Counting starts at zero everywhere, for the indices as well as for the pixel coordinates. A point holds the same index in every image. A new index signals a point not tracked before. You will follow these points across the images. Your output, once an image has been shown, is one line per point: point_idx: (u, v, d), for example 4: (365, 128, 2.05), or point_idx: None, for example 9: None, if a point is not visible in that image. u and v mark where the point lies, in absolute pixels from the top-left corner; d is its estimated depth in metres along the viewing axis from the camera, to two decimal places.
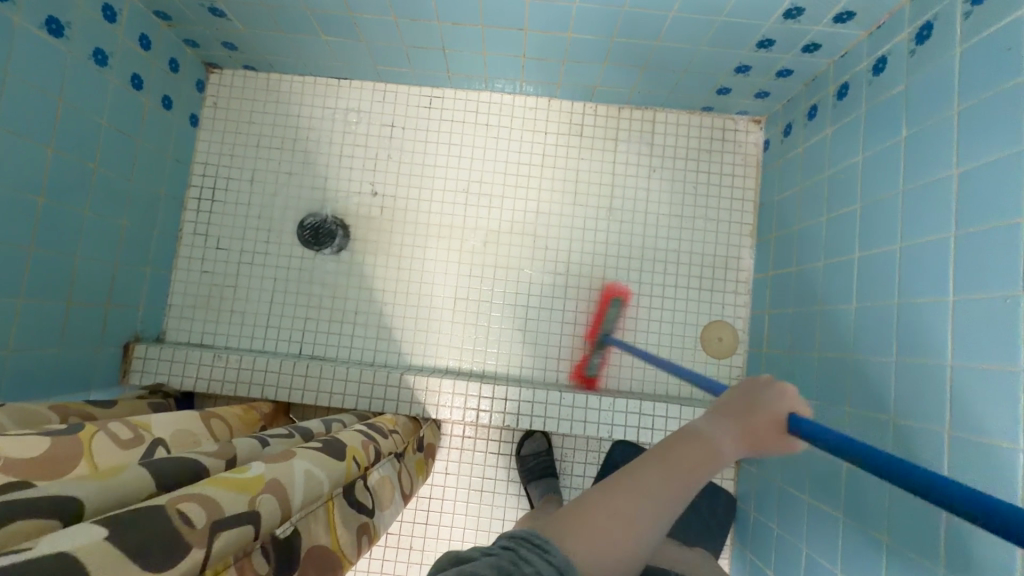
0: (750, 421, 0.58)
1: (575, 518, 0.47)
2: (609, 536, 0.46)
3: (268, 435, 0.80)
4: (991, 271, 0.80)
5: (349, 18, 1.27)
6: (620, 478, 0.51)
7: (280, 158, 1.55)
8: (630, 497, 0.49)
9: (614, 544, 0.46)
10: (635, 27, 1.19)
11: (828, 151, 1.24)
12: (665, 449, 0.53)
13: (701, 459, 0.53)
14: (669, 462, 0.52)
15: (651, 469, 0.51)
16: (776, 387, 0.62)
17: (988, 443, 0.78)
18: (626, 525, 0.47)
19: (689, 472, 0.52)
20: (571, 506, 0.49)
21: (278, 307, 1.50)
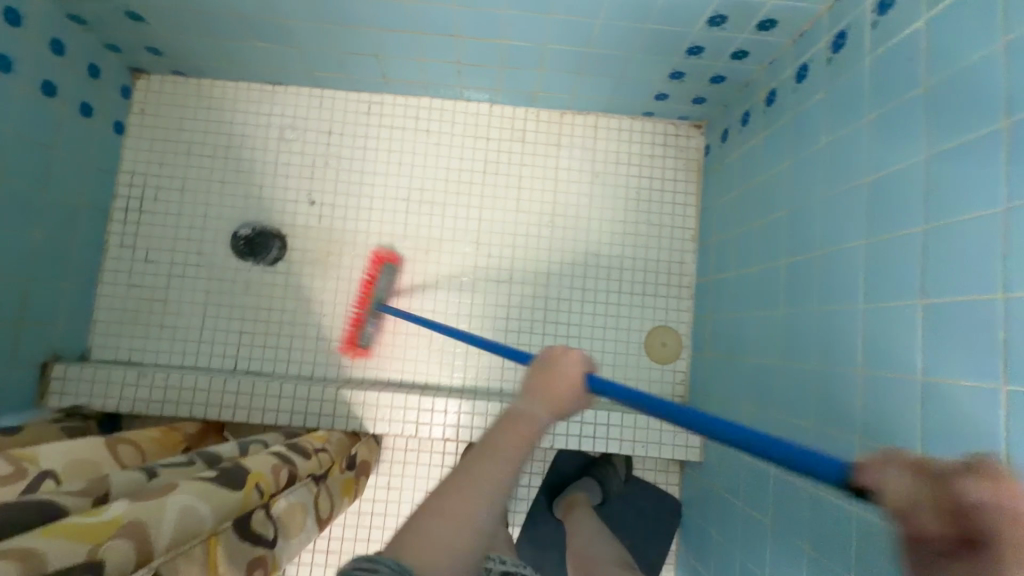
0: (553, 390, 0.64)
1: (414, 530, 0.50)
2: (446, 538, 0.50)
3: (161, 465, 0.76)
4: (894, 279, 0.80)
5: (275, 23, 1.23)
6: (452, 477, 0.54)
7: (212, 166, 1.49)
8: (458, 488, 0.53)
9: (452, 539, 0.50)
10: (567, 36, 1.18)
11: (759, 158, 1.25)
12: (492, 436, 0.58)
13: (516, 436, 0.58)
14: (491, 450, 0.56)
15: (478, 460, 0.55)
16: (563, 353, 0.69)
17: (893, 451, 0.78)
18: (461, 527, 0.51)
19: (511, 446, 0.57)
20: (411, 516, 0.52)
21: (210, 321, 1.44)
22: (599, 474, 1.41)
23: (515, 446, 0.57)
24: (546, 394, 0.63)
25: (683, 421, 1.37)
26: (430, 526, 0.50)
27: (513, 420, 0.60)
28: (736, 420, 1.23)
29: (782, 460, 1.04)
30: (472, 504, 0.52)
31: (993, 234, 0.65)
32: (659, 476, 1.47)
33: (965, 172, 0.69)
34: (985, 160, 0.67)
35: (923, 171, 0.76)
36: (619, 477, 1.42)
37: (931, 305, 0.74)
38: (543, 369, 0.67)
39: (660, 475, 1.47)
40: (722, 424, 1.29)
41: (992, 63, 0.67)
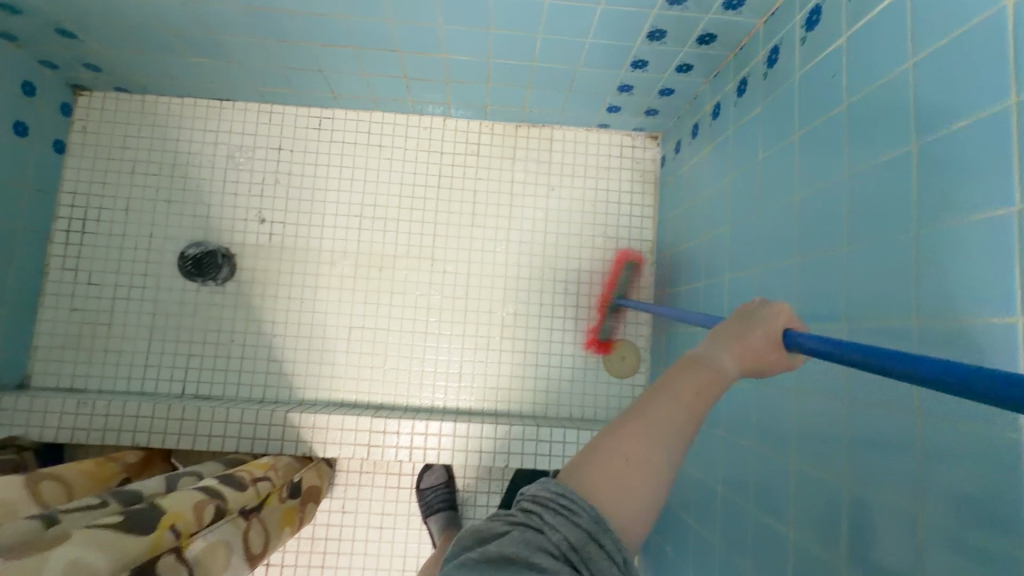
0: (753, 348, 0.48)
1: (602, 467, 0.43)
2: (638, 486, 0.42)
3: (65, 510, 0.72)
4: (822, 301, 0.79)
5: (211, 39, 1.20)
6: (644, 408, 0.45)
7: (157, 185, 1.46)
8: (651, 434, 0.43)
9: (643, 489, 0.42)
10: (510, 49, 1.16)
11: (706, 171, 1.24)
12: (671, 377, 0.47)
13: (712, 385, 0.46)
14: (679, 394, 0.45)
15: (660, 404, 0.45)
16: (764, 308, 0.50)
17: (825, 477, 0.77)
18: (638, 476, 0.43)
19: (701, 396, 0.45)
20: (601, 442, 0.44)
21: (156, 345, 1.41)
22: None
23: (703, 392, 0.46)
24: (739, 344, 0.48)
25: None
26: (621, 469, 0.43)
27: (703, 366, 0.47)
28: None
29: (729, 480, 1.03)
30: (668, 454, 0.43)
31: (907, 256, 0.64)
32: None
33: (883, 192, 0.68)
34: (901, 180, 0.65)
35: (846, 192, 0.75)
36: None
37: (857, 326, 0.72)
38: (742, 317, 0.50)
39: None
40: None
41: (903, 82, 0.66)
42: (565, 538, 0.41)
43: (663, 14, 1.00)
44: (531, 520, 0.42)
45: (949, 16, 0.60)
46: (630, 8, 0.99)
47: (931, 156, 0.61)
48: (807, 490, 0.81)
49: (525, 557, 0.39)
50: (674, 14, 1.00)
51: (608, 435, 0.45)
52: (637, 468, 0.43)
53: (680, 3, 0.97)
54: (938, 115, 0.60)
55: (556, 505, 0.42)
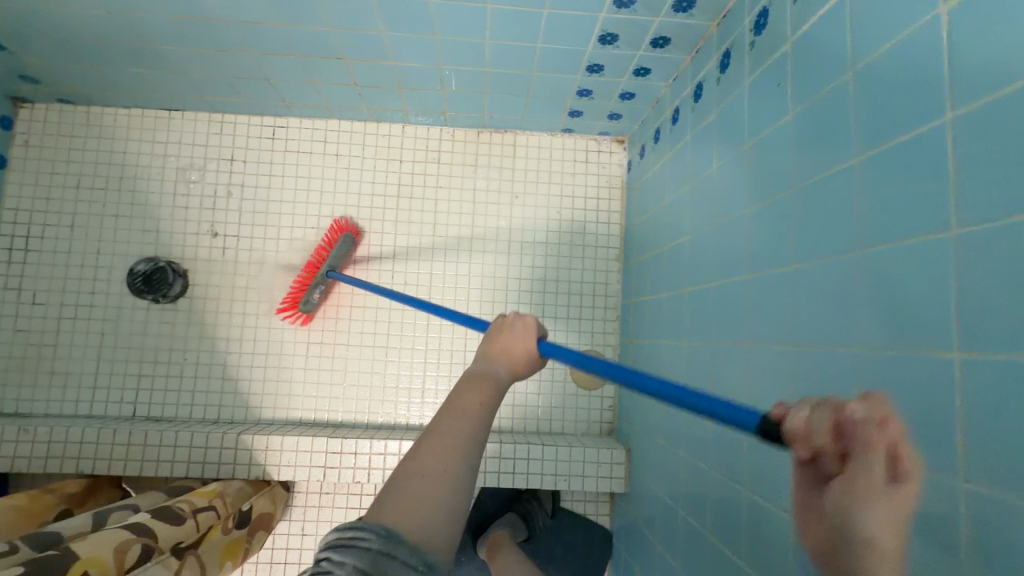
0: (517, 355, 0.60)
1: (396, 496, 0.45)
2: (437, 498, 0.45)
3: None
4: (771, 321, 0.75)
5: (146, 48, 1.14)
6: (432, 431, 0.50)
7: (104, 200, 1.41)
8: (438, 453, 0.48)
9: (441, 496, 0.45)
10: (458, 55, 1.11)
11: (667, 178, 1.20)
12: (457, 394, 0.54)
13: (487, 390, 0.55)
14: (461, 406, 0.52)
15: (448, 419, 0.51)
16: (518, 317, 0.63)
17: (776, 507, 0.73)
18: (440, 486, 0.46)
19: (478, 403, 0.53)
20: (396, 476, 0.47)
21: (106, 366, 1.36)
22: (523, 509, 1.37)
23: (480, 401, 0.53)
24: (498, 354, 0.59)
25: (605, 451, 1.32)
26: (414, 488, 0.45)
27: (476, 380, 0.56)
28: (654, 453, 1.18)
29: (690, 501, 0.99)
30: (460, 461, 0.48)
31: (847, 280, 0.60)
32: (589, 507, 1.42)
33: (825, 209, 0.64)
34: (842, 198, 0.61)
35: (793, 207, 0.71)
36: (545, 511, 1.39)
37: (803, 350, 0.68)
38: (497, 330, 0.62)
39: (590, 506, 1.42)
40: (643, 456, 1.24)
41: (844, 92, 0.62)
42: (353, 565, 0.40)
43: (612, 18, 0.96)
44: (322, 565, 0.41)
45: (889, 24, 0.56)
46: (575, 12, 0.95)
47: (870, 173, 0.57)
48: (758, 518, 0.77)
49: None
50: (623, 18, 0.96)
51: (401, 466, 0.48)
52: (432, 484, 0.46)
53: (627, 7, 0.92)
54: (877, 130, 0.56)
55: (345, 541, 0.41)
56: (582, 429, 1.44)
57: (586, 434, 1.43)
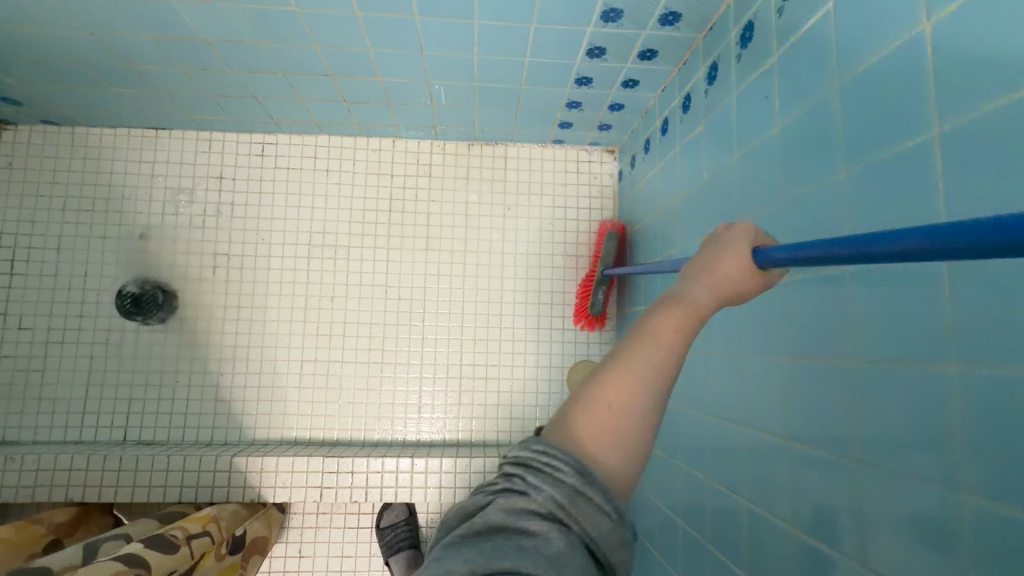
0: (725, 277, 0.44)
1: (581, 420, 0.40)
2: (626, 432, 0.40)
3: None
4: (765, 333, 0.75)
5: (130, 69, 1.14)
6: (622, 353, 0.41)
7: (91, 221, 1.39)
8: (636, 370, 0.40)
9: (628, 431, 0.39)
10: (446, 70, 1.12)
11: (658, 188, 1.20)
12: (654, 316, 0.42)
13: (690, 320, 0.42)
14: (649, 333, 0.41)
15: (644, 344, 0.41)
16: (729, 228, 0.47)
17: (774, 520, 0.73)
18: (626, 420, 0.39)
19: (680, 331, 0.41)
20: (579, 393, 0.41)
21: (95, 390, 1.33)
22: None
23: (680, 330, 0.41)
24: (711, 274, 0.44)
25: None
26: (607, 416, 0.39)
27: (680, 302, 0.42)
28: (653, 465, 1.17)
29: (688, 513, 0.99)
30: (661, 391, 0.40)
31: (836, 293, 0.60)
32: None
33: (814, 222, 0.65)
34: (830, 211, 0.62)
35: (782, 219, 0.72)
36: None
37: (797, 362, 0.68)
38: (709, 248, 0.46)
39: None
40: None
41: (829, 106, 0.62)
42: (551, 497, 0.38)
43: (599, 32, 0.96)
44: (515, 484, 0.40)
45: (870, 40, 0.56)
46: (563, 27, 0.95)
47: (856, 187, 0.58)
48: (758, 530, 0.77)
49: (510, 523, 0.37)
50: (610, 31, 0.96)
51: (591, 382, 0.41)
52: (625, 411, 0.39)
53: (614, 20, 0.93)
54: (863, 143, 0.57)
55: (538, 465, 0.39)
56: None
57: None
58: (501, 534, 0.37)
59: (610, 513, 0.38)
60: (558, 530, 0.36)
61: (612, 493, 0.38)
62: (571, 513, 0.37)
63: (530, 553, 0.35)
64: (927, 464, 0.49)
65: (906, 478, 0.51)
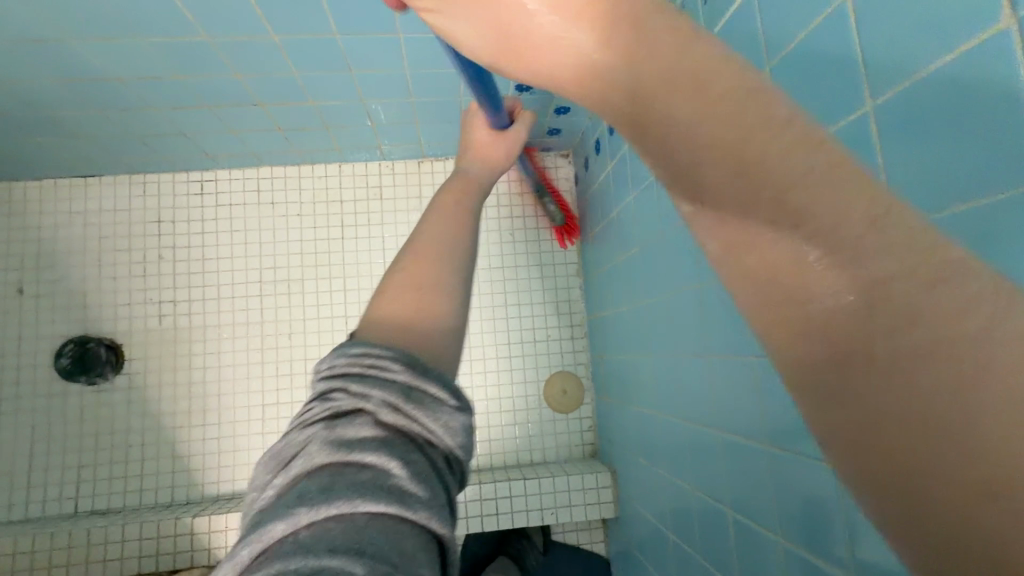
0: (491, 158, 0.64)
1: (386, 298, 0.44)
2: (437, 291, 0.45)
3: None
4: (730, 332, 0.71)
5: (43, 117, 1.07)
6: (416, 236, 0.49)
7: (20, 281, 1.30)
8: (435, 243, 0.48)
9: (435, 289, 0.45)
10: (381, 88, 1.07)
11: (612, 188, 1.17)
12: (436, 205, 0.52)
13: (465, 197, 0.54)
14: (432, 222, 0.50)
15: (430, 224, 0.50)
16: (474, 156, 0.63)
17: (760, 528, 0.69)
18: (431, 282, 0.45)
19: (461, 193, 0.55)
20: (388, 282, 0.45)
21: (38, 462, 1.24)
22: (514, 549, 1.31)
23: (460, 207, 0.53)
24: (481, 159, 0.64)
25: (589, 476, 1.26)
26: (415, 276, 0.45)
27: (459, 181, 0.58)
28: (637, 474, 1.13)
29: (677, 524, 0.94)
30: (463, 232, 0.50)
31: None
32: (582, 536, 1.34)
33: None
34: None
35: None
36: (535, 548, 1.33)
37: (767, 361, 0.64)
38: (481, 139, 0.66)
39: (583, 534, 1.34)
40: (628, 478, 1.19)
41: None
42: (383, 399, 0.36)
43: None
44: (335, 403, 0.36)
45: None
46: None
47: None
48: (745, 539, 0.73)
49: (341, 456, 0.33)
50: None
51: (396, 259, 0.48)
52: (424, 283, 0.45)
53: None
54: None
55: (361, 372, 0.37)
56: (564, 455, 1.38)
57: (568, 461, 1.37)
58: (331, 470, 0.32)
59: (448, 402, 0.37)
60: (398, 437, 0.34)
61: (447, 379, 0.39)
62: (406, 411, 0.35)
63: (373, 479, 0.32)
64: None
65: None
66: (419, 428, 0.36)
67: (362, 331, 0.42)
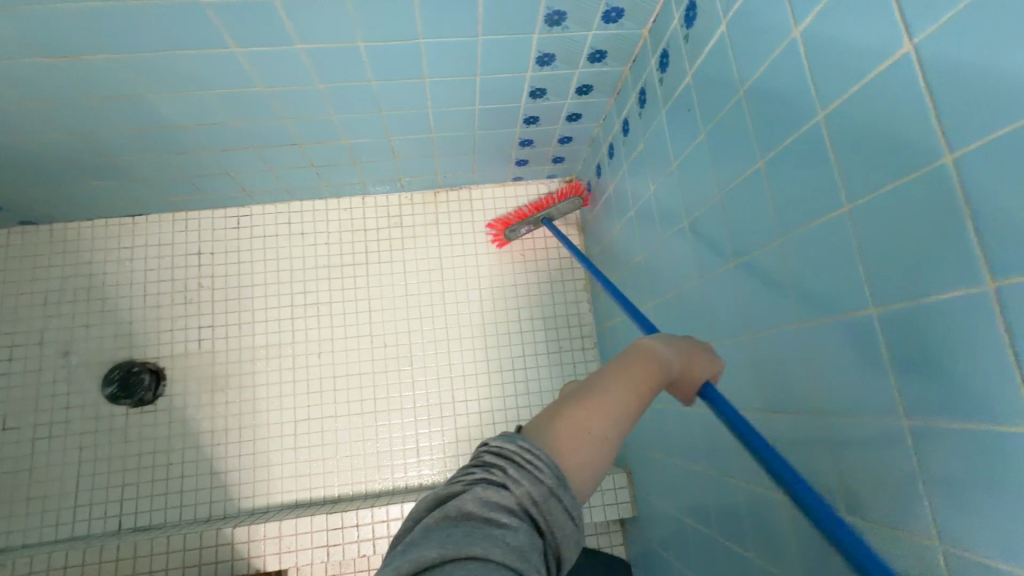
0: (691, 368, 0.53)
1: (566, 429, 0.40)
2: (599, 454, 0.41)
3: None
4: (726, 319, 0.81)
5: (107, 162, 1.20)
6: (607, 383, 0.44)
7: (72, 312, 1.41)
8: (616, 408, 0.42)
9: (601, 452, 0.41)
10: (405, 126, 1.21)
11: (614, 206, 1.29)
12: (633, 364, 0.47)
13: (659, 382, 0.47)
14: (628, 384, 0.45)
15: (626, 382, 0.45)
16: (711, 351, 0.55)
17: (764, 492, 0.76)
18: (604, 439, 0.41)
19: (653, 388, 0.46)
20: (573, 404, 0.42)
21: (86, 481, 1.31)
22: None
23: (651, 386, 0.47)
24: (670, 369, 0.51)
25: (606, 477, 1.33)
26: (596, 417, 0.41)
27: (652, 354, 0.49)
28: (652, 469, 1.19)
29: (691, 509, 1.01)
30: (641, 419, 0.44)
31: (778, 264, 0.67)
32: (601, 539, 1.40)
33: (747, 207, 0.72)
34: (757, 196, 0.70)
35: (721, 213, 0.80)
36: None
37: (759, 337, 0.73)
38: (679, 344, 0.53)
39: (602, 538, 1.41)
40: (644, 475, 1.25)
41: (740, 109, 0.72)
42: (527, 491, 0.37)
43: (537, 75, 1.07)
44: (489, 475, 0.38)
45: (762, 50, 0.66)
46: (504, 75, 1.06)
47: (774, 170, 0.66)
48: (752, 507, 0.80)
49: (482, 519, 0.36)
50: (547, 74, 1.07)
51: (585, 384, 0.44)
52: (600, 437, 0.41)
53: (549, 64, 1.04)
54: (772, 135, 0.66)
55: (518, 459, 0.39)
56: None
57: None
58: (470, 524, 0.36)
59: (578, 518, 0.39)
60: (529, 527, 0.36)
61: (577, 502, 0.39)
62: (540, 512, 0.37)
63: (504, 548, 0.34)
64: (876, 396, 0.54)
65: (860, 416, 0.56)
66: (545, 533, 0.37)
67: (535, 432, 0.40)
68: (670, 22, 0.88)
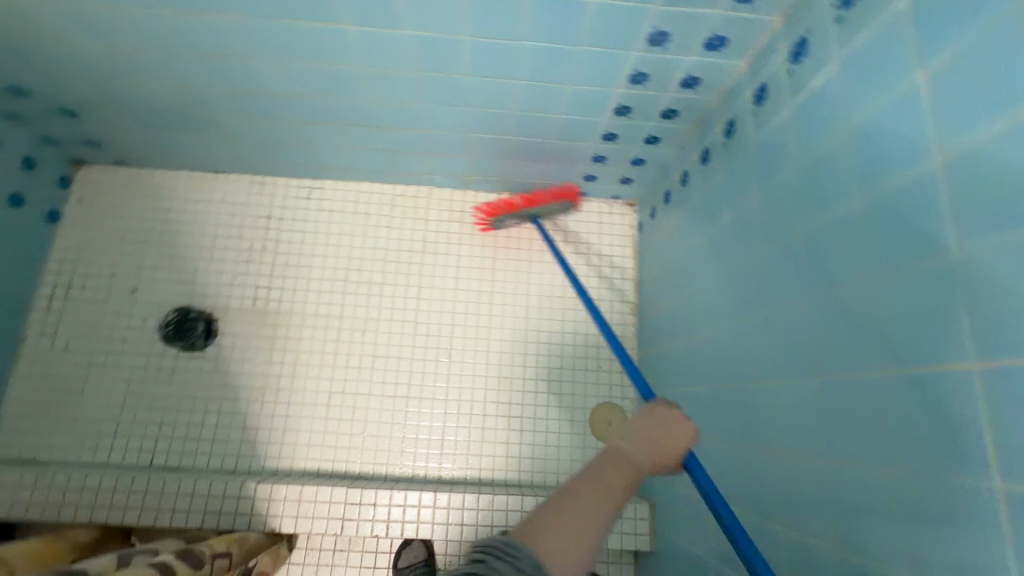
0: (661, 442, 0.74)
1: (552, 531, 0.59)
2: (578, 543, 0.60)
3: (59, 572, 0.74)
4: (793, 360, 0.79)
5: (206, 117, 1.28)
6: (581, 488, 0.64)
7: (144, 253, 1.49)
8: (591, 507, 0.62)
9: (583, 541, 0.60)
10: (488, 124, 1.24)
11: (680, 235, 1.29)
12: (604, 467, 0.67)
13: (619, 469, 0.67)
14: (596, 482, 0.65)
15: (595, 483, 0.65)
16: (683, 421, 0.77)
17: (812, 543, 0.73)
18: (581, 535, 0.60)
19: (621, 483, 0.67)
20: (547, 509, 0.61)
21: (128, 414, 1.37)
22: None
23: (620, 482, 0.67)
24: (649, 443, 0.72)
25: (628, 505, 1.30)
26: (576, 516, 0.61)
27: (620, 454, 0.70)
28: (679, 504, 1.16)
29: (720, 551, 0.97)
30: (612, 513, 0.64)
31: (865, 306, 0.66)
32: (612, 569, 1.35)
33: (834, 247, 0.71)
34: (850, 237, 0.68)
35: (805, 250, 0.77)
36: None
37: (829, 381, 0.71)
38: (648, 420, 0.75)
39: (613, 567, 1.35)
40: (670, 510, 1.21)
41: (843, 148, 0.71)
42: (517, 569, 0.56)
43: (627, 93, 1.09)
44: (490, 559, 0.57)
45: (876, 91, 0.66)
46: (594, 88, 1.08)
47: (873, 213, 0.65)
48: (794, 556, 0.76)
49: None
50: (637, 92, 1.09)
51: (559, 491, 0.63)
52: (578, 535, 0.60)
53: (641, 83, 1.06)
54: (878, 174, 0.64)
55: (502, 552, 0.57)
56: None
57: None
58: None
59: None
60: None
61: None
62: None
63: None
64: (973, 458, 0.52)
65: (948, 474, 0.54)
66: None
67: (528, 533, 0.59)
68: (775, 58, 0.89)
